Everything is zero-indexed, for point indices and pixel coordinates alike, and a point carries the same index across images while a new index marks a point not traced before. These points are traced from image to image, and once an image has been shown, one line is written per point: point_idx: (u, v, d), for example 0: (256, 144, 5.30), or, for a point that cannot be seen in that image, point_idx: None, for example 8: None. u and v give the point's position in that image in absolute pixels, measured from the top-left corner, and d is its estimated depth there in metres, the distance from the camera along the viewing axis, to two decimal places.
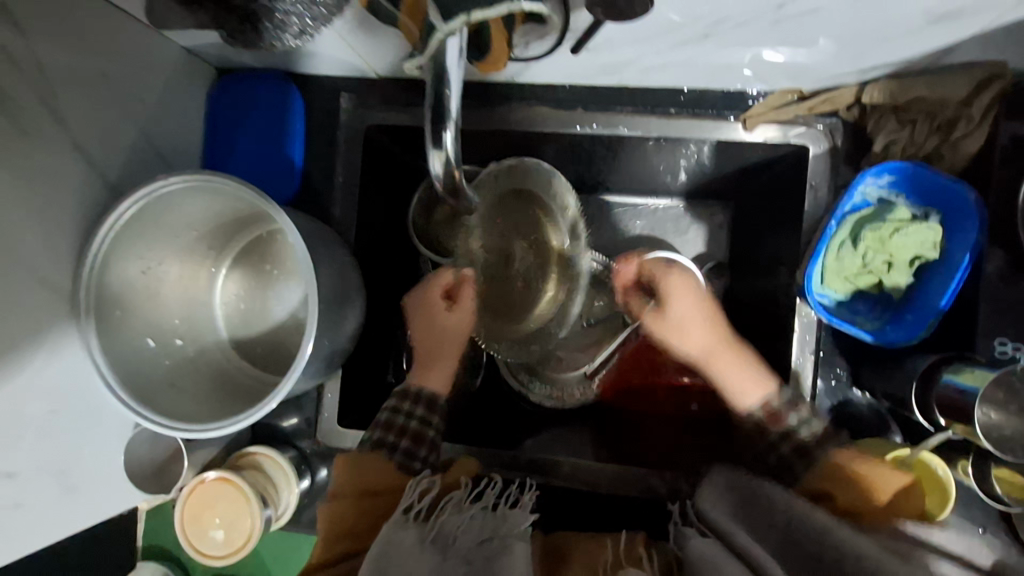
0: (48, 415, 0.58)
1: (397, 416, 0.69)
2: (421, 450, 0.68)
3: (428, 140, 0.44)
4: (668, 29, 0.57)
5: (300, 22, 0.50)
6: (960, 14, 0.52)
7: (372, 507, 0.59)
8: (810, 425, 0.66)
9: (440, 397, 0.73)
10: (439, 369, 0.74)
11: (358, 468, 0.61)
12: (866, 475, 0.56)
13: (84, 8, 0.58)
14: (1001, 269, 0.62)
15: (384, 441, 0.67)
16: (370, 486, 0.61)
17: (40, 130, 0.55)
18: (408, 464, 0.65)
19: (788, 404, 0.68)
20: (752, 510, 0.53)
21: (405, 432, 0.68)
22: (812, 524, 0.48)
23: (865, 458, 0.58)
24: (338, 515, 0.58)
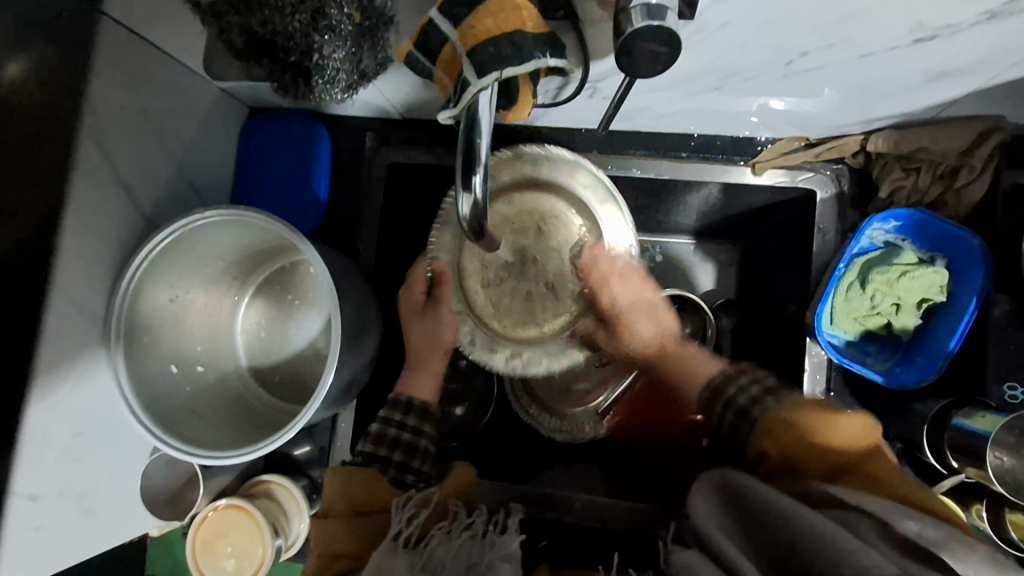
0: (73, 438, 0.60)
1: (387, 428, 0.68)
2: (414, 462, 0.66)
3: (457, 183, 0.46)
4: (683, 80, 0.60)
5: (346, 80, 0.53)
6: (961, 71, 0.55)
7: (366, 525, 0.56)
8: (757, 385, 0.60)
9: (430, 405, 0.72)
10: (425, 378, 0.72)
11: (342, 484, 0.58)
12: (802, 427, 0.49)
13: (136, 52, 0.62)
14: (1008, 314, 0.64)
15: (376, 455, 0.66)
16: (359, 504, 0.58)
17: (91, 165, 0.58)
18: (400, 477, 0.64)
19: (728, 376, 0.63)
20: (734, 498, 0.43)
21: (396, 445, 0.67)
22: (782, 510, 0.39)
23: (812, 412, 0.50)
24: (334, 531, 0.55)
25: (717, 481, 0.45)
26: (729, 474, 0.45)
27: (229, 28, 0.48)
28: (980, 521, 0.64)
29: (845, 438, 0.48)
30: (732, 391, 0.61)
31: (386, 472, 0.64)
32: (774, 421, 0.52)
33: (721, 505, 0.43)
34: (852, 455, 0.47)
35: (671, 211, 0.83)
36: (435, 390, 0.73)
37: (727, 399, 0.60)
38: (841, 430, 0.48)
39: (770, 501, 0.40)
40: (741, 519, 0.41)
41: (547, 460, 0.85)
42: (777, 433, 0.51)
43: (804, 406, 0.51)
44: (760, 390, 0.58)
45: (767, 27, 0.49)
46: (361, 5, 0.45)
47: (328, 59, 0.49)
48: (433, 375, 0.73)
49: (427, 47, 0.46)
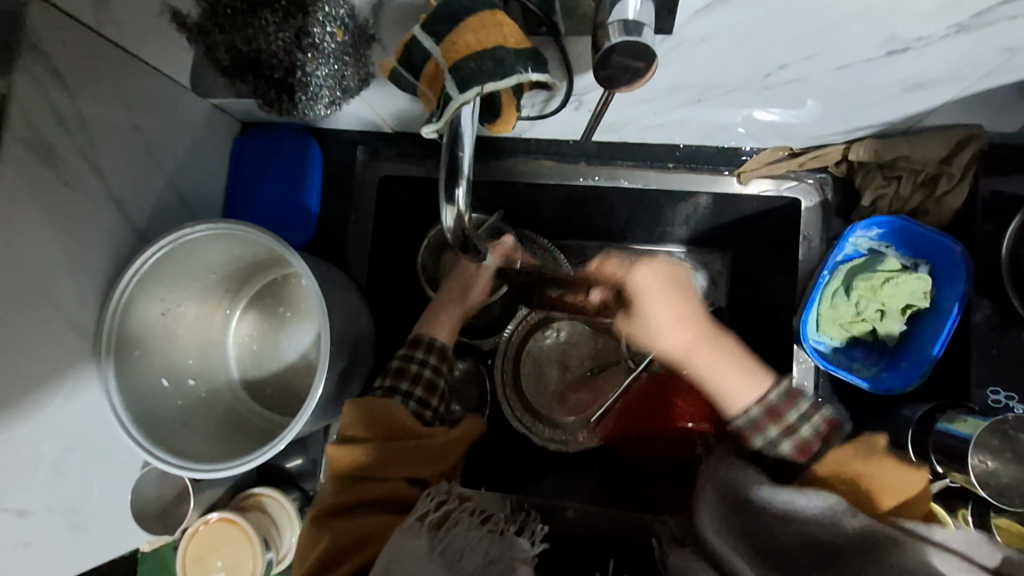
0: (64, 452, 0.60)
1: (408, 364, 0.70)
2: (432, 400, 0.69)
3: (442, 196, 0.48)
4: (667, 93, 0.61)
5: (331, 95, 0.54)
6: (937, 81, 0.56)
7: (393, 453, 0.58)
8: (813, 424, 0.62)
9: (447, 347, 0.75)
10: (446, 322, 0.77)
11: (367, 412, 0.60)
12: (871, 475, 0.53)
13: (127, 69, 0.62)
14: (989, 318, 0.64)
15: (396, 388, 0.67)
16: (390, 432, 0.60)
17: (81, 181, 0.58)
18: (420, 412, 0.67)
19: (783, 398, 0.63)
20: (734, 502, 0.52)
21: (418, 380, 0.69)
22: (792, 516, 0.49)
23: (876, 457, 0.55)
24: (357, 456, 0.57)
25: (721, 490, 0.55)
26: (733, 483, 0.54)
27: (216, 45, 0.49)
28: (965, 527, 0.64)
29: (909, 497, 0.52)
30: (762, 442, 0.61)
31: (407, 405, 0.66)
32: (841, 462, 0.55)
33: (722, 518, 0.52)
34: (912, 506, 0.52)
35: (662, 220, 0.83)
36: (452, 333, 0.77)
37: (784, 430, 0.61)
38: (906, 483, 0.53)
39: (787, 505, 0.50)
40: (741, 525, 0.50)
41: (540, 470, 0.85)
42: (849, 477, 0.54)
43: (865, 452, 0.56)
44: (818, 425, 0.61)
45: (744, 41, 0.50)
46: (344, 23, 0.46)
47: (312, 75, 0.50)
48: (451, 321, 0.77)
49: (410, 62, 0.47)
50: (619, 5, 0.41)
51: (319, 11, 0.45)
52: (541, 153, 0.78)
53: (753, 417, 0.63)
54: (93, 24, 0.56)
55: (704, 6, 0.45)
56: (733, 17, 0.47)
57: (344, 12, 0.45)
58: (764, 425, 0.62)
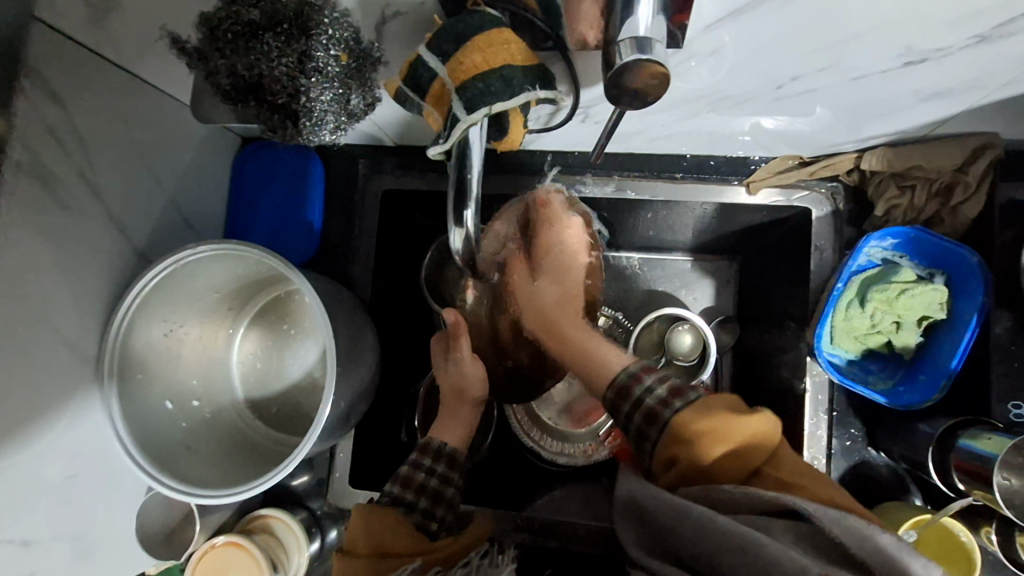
0: (66, 479, 0.59)
1: (415, 472, 0.66)
2: (439, 509, 0.64)
3: (450, 218, 0.48)
4: (681, 103, 0.59)
5: (335, 119, 0.51)
6: (952, 91, 0.55)
7: (386, 566, 0.54)
8: (665, 385, 0.56)
9: (460, 452, 0.70)
10: (456, 423, 0.71)
11: (367, 525, 0.56)
12: (714, 432, 0.48)
13: (126, 88, 0.61)
14: (1009, 331, 0.62)
15: (402, 498, 0.63)
16: (384, 545, 0.56)
17: (81, 204, 0.57)
18: (425, 524, 0.62)
19: (634, 376, 0.59)
20: (646, 521, 0.48)
21: (423, 491, 0.65)
22: (696, 520, 0.43)
23: (709, 411, 0.50)
24: (353, 573, 0.53)
25: (632, 514, 0.49)
26: (636, 498, 0.49)
27: (216, 71, 0.46)
28: (990, 544, 0.65)
29: (754, 445, 0.48)
30: (640, 391, 0.57)
31: (410, 518, 0.61)
32: (684, 422, 0.51)
33: (644, 540, 0.47)
34: (757, 455, 0.48)
35: (668, 229, 0.82)
36: (463, 437, 0.71)
37: (636, 402, 0.57)
38: (748, 431, 0.48)
39: (686, 511, 0.44)
40: (660, 540, 0.46)
41: (551, 480, 0.85)
42: (688, 440, 0.50)
43: (698, 408, 0.51)
44: (666, 390, 0.55)
45: (753, 55, 0.49)
46: (348, 46, 0.45)
47: (315, 101, 0.48)
48: (463, 424, 0.71)
49: (415, 83, 0.46)
50: (629, 21, 0.40)
51: (323, 34, 0.44)
52: (547, 165, 0.77)
53: (629, 374, 0.59)
54: (93, 45, 0.55)
55: (715, 19, 0.44)
56: (743, 29, 0.46)
57: (348, 35, 0.45)
58: (641, 377, 0.58)
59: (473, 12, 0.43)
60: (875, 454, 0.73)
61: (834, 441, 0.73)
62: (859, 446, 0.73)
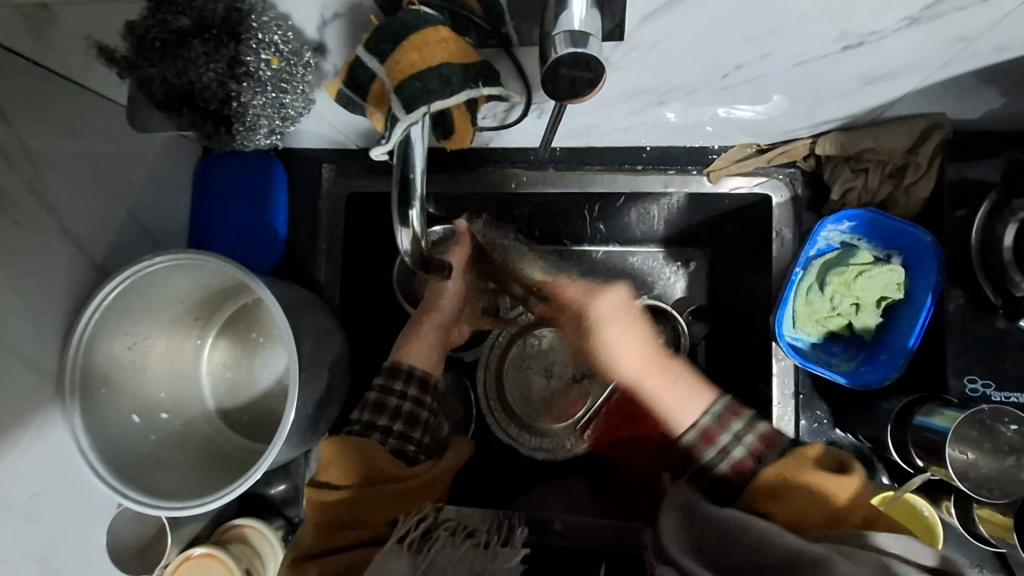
0: (32, 498, 0.58)
1: (388, 396, 0.67)
2: (415, 432, 0.66)
3: (396, 219, 0.48)
4: (633, 94, 0.60)
5: (271, 124, 0.52)
6: (895, 73, 0.56)
7: (372, 497, 0.56)
8: (751, 437, 0.61)
9: (432, 375, 0.72)
10: (422, 348, 0.73)
11: (347, 455, 0.58)
12: (811, 487, 0.50)
13: (75, 100, 0.61)
14: (962, 308, 0.64)
15: (374, 425, 0.64)
16: (365, 473, 0.57)
17: (31, 219, 0.57)
18: (402, 448, 0.64)
19: (710, 429, 0.63)
20: (696, 522, 0.49)
21: (398, 415, 0.66)
22: (761, 531, 0.44)
23: (801, 467, 0.53)
24: (336, 504, 0.55)
25: (680, 510, 0.52)
26: (691, 503, 0.52)
27: (147, 79, 0.47)
28: (950, 516, 0.66)
29: (851, 503, 0.49)
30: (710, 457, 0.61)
31: (386, 442, 0.63)
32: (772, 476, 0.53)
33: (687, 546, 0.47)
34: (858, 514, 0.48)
35: (635, 221, 0.83)
36: (432, 359, 0.74)
37: (720, 452, 0.61)
38: (846, 489, 0.50)
39: (748, 524, 0.45)
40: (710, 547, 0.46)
41: (529, 481, 0.84)
42: (786, 491, 0.51)
43: (792, 464, 0.53)
44: (753, 441, 0.60)
45: (695, 45, 0.50)
46: (279, 50, 0.46)
47: (247, 105, 0.49)
48: (428, 345, 0.74)
49: (356, 83, 0.46)
50: (563, 15, 0.40)
51: (252, 38, 0.45)
52: (509, 162, 0.77)
53: (703, 429, 0.63)
54: (36, 57, 0.55)
55: (652, 10, 0.45)
56: (683, 19, 0.46)
57: (278, 38, 0.45)
58: (700, 449, 0.62)
59: (409, 11, 0.43)
60: (841, 435, 0.74)
61: (802, 422, 0.74)
62: (826, 429, 0.74)
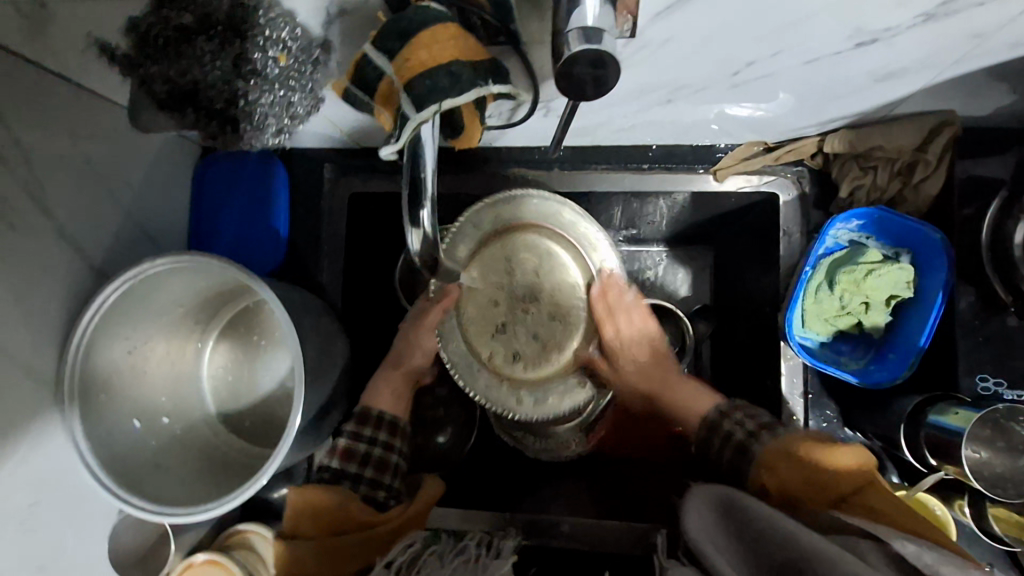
0: (30, 507, 0.57)
1: (356, 443, 0.67)
2: (385, 477, 0.66)
3: (407, 220, 0.49)
4: (642, 92, 0.59)
5: (277, 122, 0.51)
6: (907, 70, 0.55)
7: (339, 546, 0.54)
8: (752, 418, 0.60)
9: (401, 420, 0.70)
10: (390, 391, 0.71)
11: (315, 500, 0.57)
12: (806, 461, 0.51)
13: (72, 101, 0.60)
14: (974, 306, 0.63)
15: (345, 473, 0.64)
16: (332, 524, 0.56)
17: (28, 223, 0.56)
18: (371, 494, 0.64)
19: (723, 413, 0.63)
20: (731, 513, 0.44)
21: (367, 461, 0.66)
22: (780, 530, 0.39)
23: (806, 445, 0.53)
24: (302, 556, 0.53)
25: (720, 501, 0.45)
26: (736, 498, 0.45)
27: (151, 79, 0.46)
28: (964, 515, 0.66)
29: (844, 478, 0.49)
30: (729, 425, 0.61)
31: (358, 490, 0.63)
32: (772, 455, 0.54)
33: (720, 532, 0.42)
34: (851, 483, 0.49)
35: (641, 219, 0.82)
36: (399, 404, 0.71)
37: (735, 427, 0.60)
38: (842, 464, 0.50)
39: (773, 521, 0.40)
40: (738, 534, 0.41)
41: (536, 482, 0.83)
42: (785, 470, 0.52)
43: (791, 444, 0.54)
44: (754, 424, 0.59)
45: (708, 42, 0.49)
46: (286, 47, 0.44)
47: (255, 103, 0.48)
48: (396, 393, 0.71)
49: (363, 80, 0.45)
50: (577, 11, 0.39)
51: (260, 35, 0.43)
52: (514, 161, 0.76)
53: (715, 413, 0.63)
54: (30, 56, 0.54)
55: (665, 7, 0.44)
56: (695, 17, 0.45)
57: (285, 35, 0.44)
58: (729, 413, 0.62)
59: (417, 7, 0.42)
60: (850, 434, 0.73)
61: (809, 422, 0.73)
62: (835, 427, 0.74)
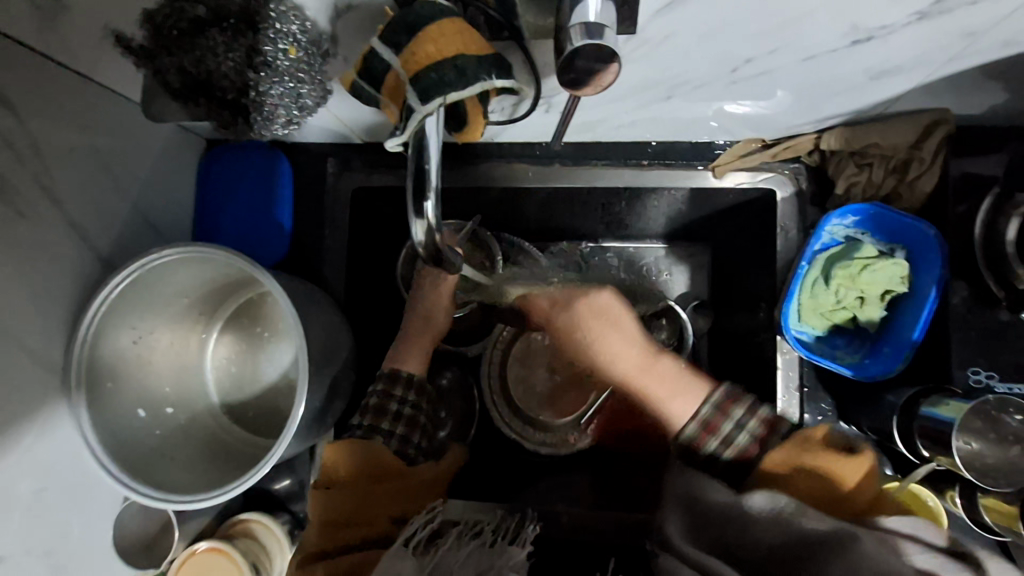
0: (37, 493, 0.58)
1: (388, 402, 0.66)
2: (415, 435, 0.66)
3: (411, 211, 0.49)
4: (641, 89, 0.60)
5: (287, 112, 0.53)
6: (904, 68, 0.56)
7: (373, 495, 0.56)
8: (753, 420, 0.58)
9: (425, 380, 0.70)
10: (417, 351, 0.71)
11: (349, 453, 0.58)
12: (815, 469, 0.52)
13: (82, 93, 0.61)
14: (966, 301, 0.64)
15: (377, 428, 0.64)
16: (370, 471, 0.58)
17: (38, 212, 0.56)
18: (402, 450, 0.64)
19: (719, 407, 0.58)
20: (701, 513, 0.49)
21: (399, 418, 0.65)
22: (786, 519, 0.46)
23: (808, 445, 0.53)
24: (339, 501, 0.55)
25: (682, 504, 0.51)
26: (693, 491, 0.51)
27: (164, 69, 0.47)
28: (955, 506, 0.68)
29: (857, 488, 0.51)
30: (730, 428, 0.57)
31: (390, 444, 0.63)
32: (776, 459, 0.54)
33: (686, 523, 0.49)
34: (867, 497, 0.51)
35: (640, 215, 0.83)
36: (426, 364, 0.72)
37: (722, 441, 0.57)
38: (847, 469, 0.51)
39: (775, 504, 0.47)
40: (717, 529, 0.48)
41: (534, 475, 0.85)
42: (800, 472, 0.52)
43: (796, 445, 0.54)
44: (755, 425, 0.57)
45: (705, 39, 0.50)
46: (296, 40, 0.45)
47: (265, 95, 0.50)
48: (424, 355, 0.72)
49: (371, 74, 0.46)
50: (579, 7, 0.40)
51: (270, 28, 0.44)
52: (516, 156, 0.77)
53: (704, 420, 0.58)
54: (40, 48, 0.54)
55: (665, 5, 0.45)
56: (694, 13, 0.46)
57: (295, 29, 0.45)
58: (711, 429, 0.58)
59: (423, 2, 0.43)
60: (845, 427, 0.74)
61: (806, 416, 0.75)
62: (830, 421, 0.75)
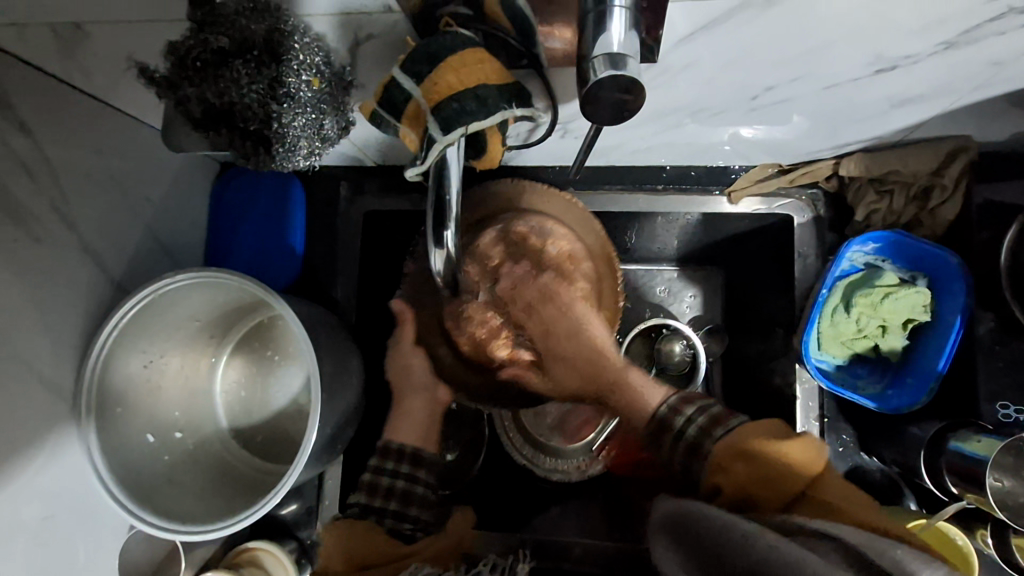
0: (42, 521, 0.57)
1: (379, 477, 0.64)
2: (411, 509, 0.63)
3: (430, 240, 0.49)
4: (659, 116, 0.60)
5: (309, 144, 0.50)
6: (925, 95, 0.56)
7: None
8: (704, 412, 0.54)
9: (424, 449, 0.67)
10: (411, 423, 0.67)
11: (334, 546, 0.59)
12: (759, 459, 0.47)
13: (99, 117, 0.61)
14: (992, 332, 0.63)
15: (371, 506, 0.63)
16: (358, 557, 0.58)
17: (53, 236, 0.56)
18: (397, 527, 0.62)
19: (673, 409, 0.55)
20: (684, 533, 0.44)
21: (390, 494, 0.63)
22: (743, 533, 0.40)
23: (757, 433, 0.49)
24: None
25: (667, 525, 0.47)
26: (683, 511, 0.46)
27: (186, 99, 0.46)
28: (986, 545, 0.65)
29: (799, 472, 0.46)
30: (681, 421, 0.54)
31: (381, 524, 0.61)
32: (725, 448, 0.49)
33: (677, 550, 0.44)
34: (804, 479, 0.46)
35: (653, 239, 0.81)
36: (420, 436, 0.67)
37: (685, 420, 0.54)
38: (788, 455, 0.47)
39: (732, 526, 0.41)
40: (696, 547, 0.43)
41: (545, 502, 0.83)
42: (744, 464, 0.48)
43: (740, 433, 0.50)
44: (704, 419, 0.53)
45: (724, 67, 0.50)
46: (320, 71, 0.46)
47: (288, 126, 0.48)
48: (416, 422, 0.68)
49: (391, 103, 0.46)
50: (602, 36, 0.40)
51: (294, 59, 0.45)
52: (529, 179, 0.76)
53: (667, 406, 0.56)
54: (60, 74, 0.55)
55: (686, 34, 0.45)
56: (716, 43, 0.46)
57: (319, 59, 0.46)
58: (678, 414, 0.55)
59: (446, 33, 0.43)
60: (868, 458, 0.73)
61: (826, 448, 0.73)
62: (852, 452, 0.73)
